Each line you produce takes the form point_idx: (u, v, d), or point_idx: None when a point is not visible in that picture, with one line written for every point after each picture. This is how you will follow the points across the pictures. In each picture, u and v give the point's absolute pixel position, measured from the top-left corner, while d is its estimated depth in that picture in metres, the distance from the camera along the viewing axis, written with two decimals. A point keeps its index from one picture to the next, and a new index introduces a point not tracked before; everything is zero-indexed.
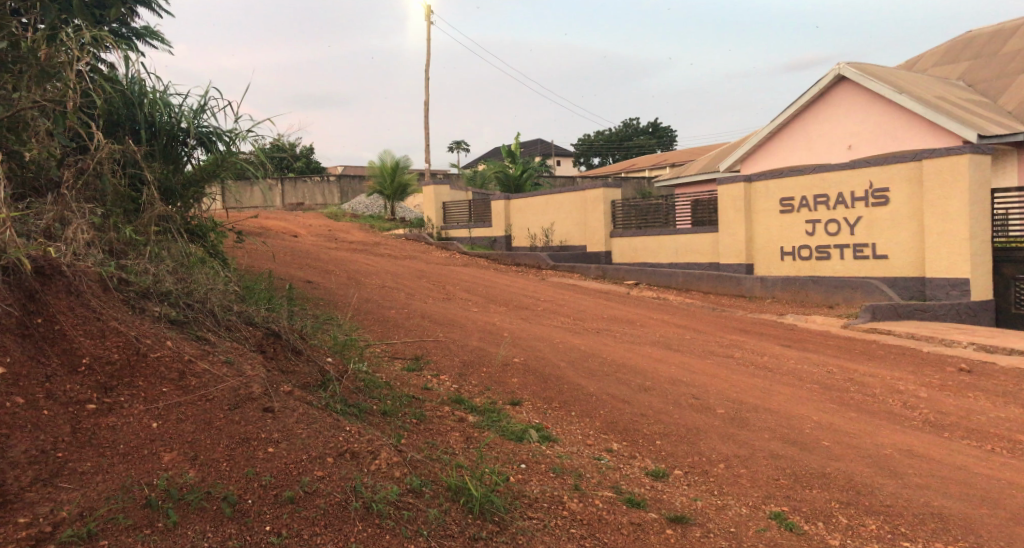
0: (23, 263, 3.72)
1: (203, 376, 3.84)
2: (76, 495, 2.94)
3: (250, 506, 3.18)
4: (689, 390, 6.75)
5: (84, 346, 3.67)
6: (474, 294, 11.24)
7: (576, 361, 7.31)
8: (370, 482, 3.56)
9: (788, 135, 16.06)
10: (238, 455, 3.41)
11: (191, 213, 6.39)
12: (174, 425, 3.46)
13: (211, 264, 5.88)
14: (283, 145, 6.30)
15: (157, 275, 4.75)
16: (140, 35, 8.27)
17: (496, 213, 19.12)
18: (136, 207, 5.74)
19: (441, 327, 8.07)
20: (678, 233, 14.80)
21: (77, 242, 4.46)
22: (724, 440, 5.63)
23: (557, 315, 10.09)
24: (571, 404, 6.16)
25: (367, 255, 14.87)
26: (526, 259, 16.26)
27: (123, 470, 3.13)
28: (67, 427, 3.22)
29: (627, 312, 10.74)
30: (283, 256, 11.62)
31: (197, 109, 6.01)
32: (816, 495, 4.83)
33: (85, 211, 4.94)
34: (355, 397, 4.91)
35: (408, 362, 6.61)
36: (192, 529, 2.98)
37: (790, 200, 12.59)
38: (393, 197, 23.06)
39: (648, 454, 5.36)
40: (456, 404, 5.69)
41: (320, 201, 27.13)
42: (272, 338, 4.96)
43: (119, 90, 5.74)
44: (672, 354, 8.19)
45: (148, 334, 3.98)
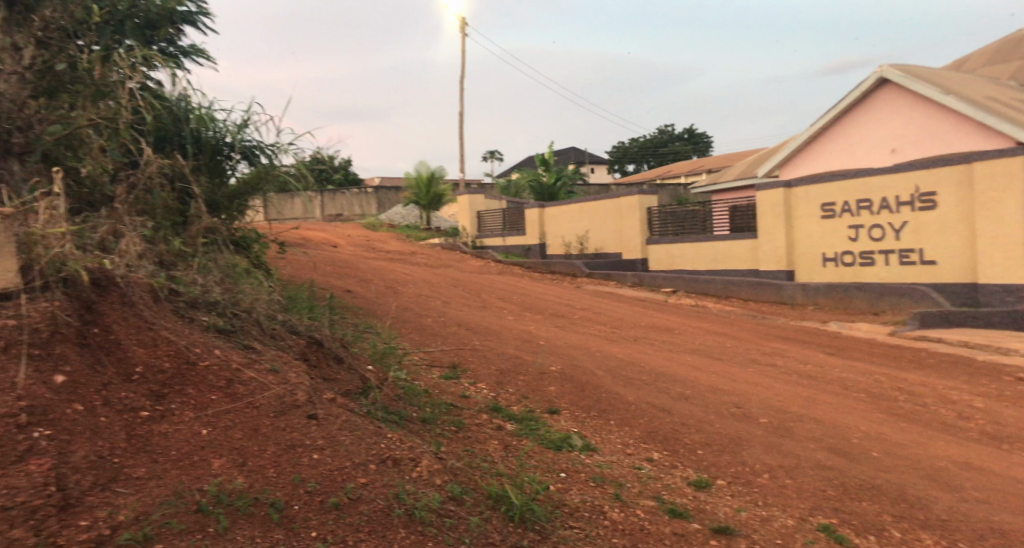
0: (81, 275, 3.84)
1: (250, 384, 3.93)
2: (132, 500, 3.00)
3: (297, 512, 3.25)
4: (730, 398, 6.69)
5: (138, 355, 3.76)
6: (509, 302, 11.27)
7: (614, 370, 7.27)
8: (412, 489, 3.63)
9: (827, 141, 15.79)
10: (285, 462, 3.50)
11: (236, 224, 6.61)
12: (223, 432, 3.54)
13: (255, 276, 6.00)
14: (323, 157, 6.43)
15: (206, 285, 4.94)
16: (186, 54, 8.51)
17: (530, 221, 19.13)
18: (184, 220, 5.91)
19: (477, 336, 8.13)
20: (716, 239, 14.55)
21: (131, 253, 4.58)
22: (768, 450, 5.55)
23: (594, 323, 10.06)
24: (610, 414, 6.13)
25: (404, 265, 15.02)
26: (561, 267, 16.53)
27: (175, 476, 3.20)
28: (122, 433, 3.31)
29: (664, 320, 10.70)
30: (322, 266, 11.82)
31: (240, 124, 6.23)
32: (867, 507, 4.74)
33: (138, 223, 5.05)
34: (394, 404, 5.00)
35: (445, 370, 6.67)
36: (241, 534, 3.04)
37: (831, 206, 12.37)
38: (428, 207, 23.29)
39: (689, 464, 5.30)
40: (493, 412, 5.73)
41: (358, 212, 27.59)
42: (315, 346, 5.06)
43: (166, 106, 5.96)
44: (713, 362, 8.10)
45: (197, 344, 4.10)
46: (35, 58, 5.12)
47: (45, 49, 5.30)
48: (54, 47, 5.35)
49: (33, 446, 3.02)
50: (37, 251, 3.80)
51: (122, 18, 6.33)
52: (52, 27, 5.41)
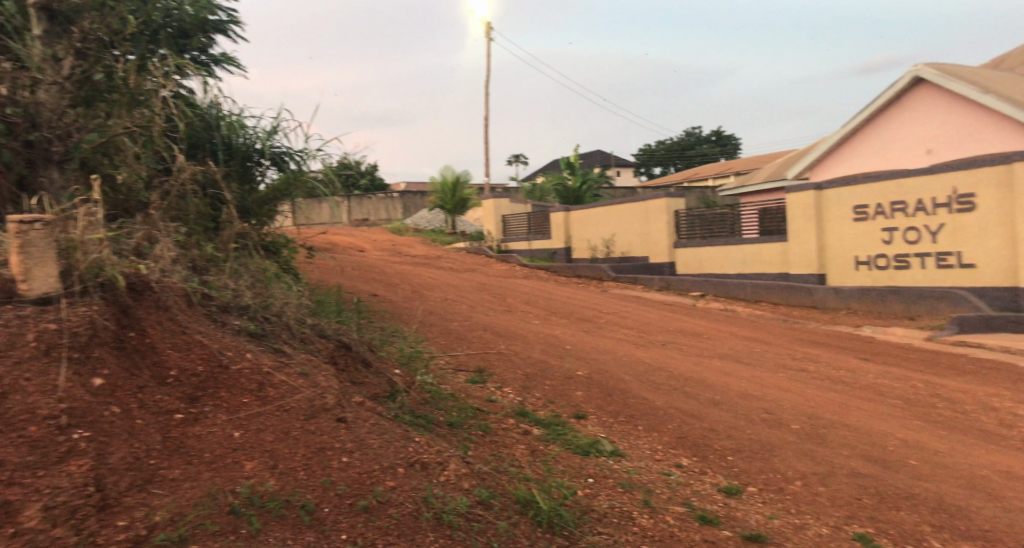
0: (118, 280, 3.91)
1: (281, 387, 3.98)
2: (167, 501, 3.05)
3: (327, 514, 3.28)
4: (760, 404, 6.62)
5: (173, 359, 3.82)
6: (535, 306, 11.27)
7: (642, 375, 7.23)
8: (440, 493, 3.66)
9: (859, 142, 15.59)
10: (315, 464, 3.54)
11: (266, 229, 6.71)
12: (254, 434, 3.60)
13: (285, 280, 6.07)
14: (350, 163, 6.49)
15: (237, 289, 5.01)
16: (217, 61, 8.64)
17: (555, 225, 19.11)
18: (216, 226, 6.01)
19: (504, 340, 8.14)
20: (744, 243, 14.40)
21: (165, 258, 4.66)
22: (801, 457, 5.48)
23: (621, 327, 10.02)
24: (637, 419, 6.09)
25: (430, 269, 15.10)
26: (587, 271, 16.57)
27: (209, 478, 3.25)
28: (158, 436, 3.37)
29: (691, 324, 10.62)
30: (350, 271, 11.92)
31: (270, 130, 6.32)
32: (905, 516, 4.66)
33: (171, 229, 5.13)
34: (422, 408, 5.03)
35: (472, 374, 6.69)
36: (273, 536, 3.07)
37: (864, 208, 12.21)
38: (453, 212, 23.39)
39: (719, 470, 5.25)
40: (520, 417, 5.73)
41: (384, 217, 27.79)
42: (343, 349, 5.11)
43: (198, 114, 6.06)
44: (743, 367, 8.03)
45: (229, 347, 4.16)
46: (74, 69, 5.36)
47: (83, 60, 5.52)
48: (91, 58, 5.56)
49: (72, 447, 3.08)
50: (76, 256, 3.83)
51: (157, 27, 6.48)
52: (91, 38, 5.58)
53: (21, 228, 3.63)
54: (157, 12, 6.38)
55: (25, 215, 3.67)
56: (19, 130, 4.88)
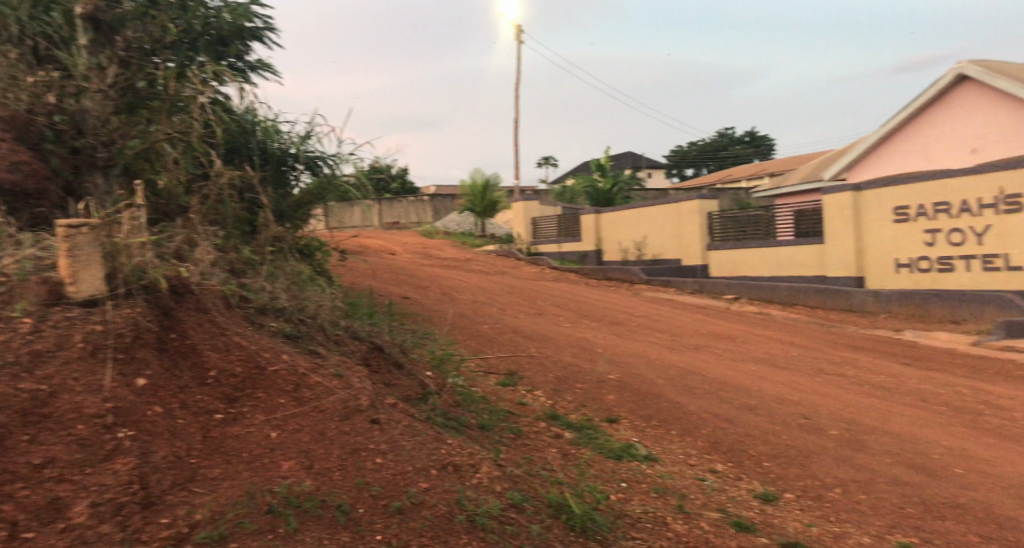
0: (160, 283, 4.01)
1: (316, 388, 4.04)
2: (208, 500, 3.11)
3: (362, 515, 3.31)
4: (797, 409, 6.53)
5: (212, 360, 3.90)
6: (565, 309, 11.25)
7: (675, 379, 7.18)
8: (472, 495, 3.69)
9: (900, 141, 15.31)
10: (350, 466, 3.57)
11: (300, 232, 6.81)
12: (291, 435, 3.65)
13: (318, 283, 6.15)
14: (381, 166, 6.55)
15: (274, 291, 5.09)
16: (254, 68, 8.78)
17: (586, 227, 19.05)
18: (253, 229, 6.11)
19: (534, 343, 8.15)
20: (780, 245, 14.19)
21: (205, 262, 4.75)
22: (840, 464, 5.39)
23: (653, 330, 9.96)
24: (670, 423, 6.05)
25: (460, 272, 15.15)
26: (618, 274, 16.53)
27: (247, 477, 3.30)
28: (198, 435, 3.43)
29: (724, 328, 10.50)
30: (381, 273, 12.03)
31: (304, 135, 6.41)
32: (951, 526, 4.55)
33: (210, 232, 5.22)
34: (453, 410, 5.06)
35: (502, 377, 6.70)
36: (310, 535, 3.11)
37: (905, 209, 11.97)
38: (483, 214, 23.45)
39: (754, 476, 5.19)
40: (551, 420, 5.73)
41: (414, 220, 27.97)
42: (375, 351, 5.15)
43: (235, 120, 6.18)
44: (778, 371, 7.92)
45: (266, 349, 4.23)
46: (118, 76, 5.67)
47: (126, 68, 5.82)
48: (134, 66, 5.86)
49: (118, 446, 3.16)
50: (120, 260, 3.95)
51: (198, 35, 6.64)
52: (134, 47, 5.88)
53: (69, 232, 3.74)
54: (197, 21, 6.53)
55: (73, 220, 3.78)
56: (66, 138, 5.25)
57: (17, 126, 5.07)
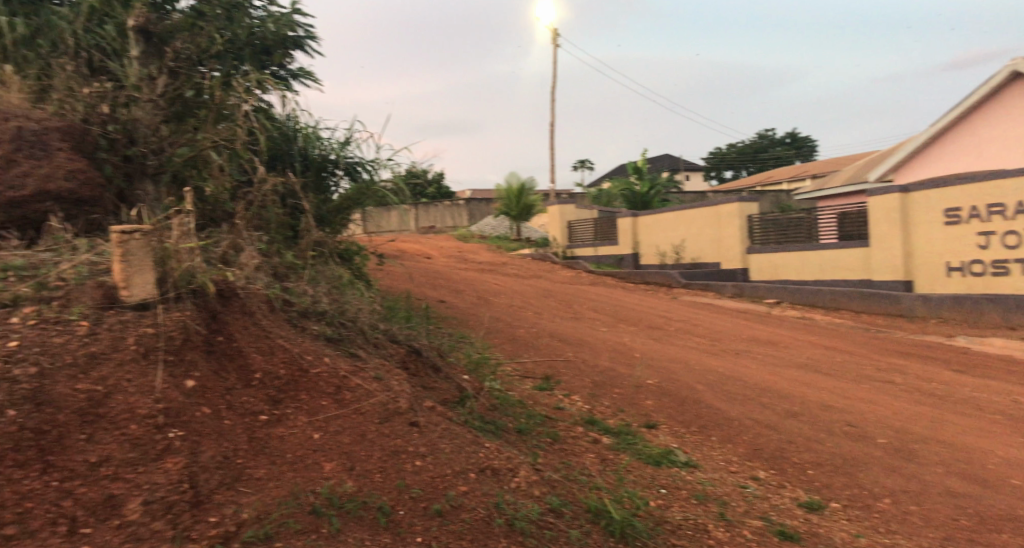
0: (208, 287, 4.11)
1: (357, 391, 4.10)
2: (254, 499, 3.18)
3: (402, 517, 3.35)
4: (843, 416, 6.41)
5: (257, 362, 3.98)
6: (602, 313, 11.21)
7: (715, 384, 7.10)
8: (512, 500, 3.71)
9: (950, 141, 14.93)
10: (390, 468, 3.62)
11: (339, 237, 6.90)
12: (333, 436, 3.71)
13: (358, 287, 6.24)
14: (418, 172, 6.62)
15: (315, 295, 5.18)
16: (295, 76, 8.94)
17: (623, 230, 18.94)
18: (295, 234, 6.21)
19: (571, 347, 8.14)
20: (823, 248, 13.93)
21: (250, 266, 4.85)
22: (889, 473, 5.28)
23: (692, 335, 9.87)
24: (711, 430, 5.99)
25: (496, 276, 15.20)
26: (656, 278, 16.42)
27: (291, 478, 3.37)
28: (244, 436, 3.51)
29: (765, 333, 10.35)
30: (418, 277, 12.13)
31: (344, 142, 6.52)
32: (1008, 540, 4.42)
33: (255, 237, 5.34)
34: (490, 414, 5.09)
35: (539, 381, 6.71)
36: (352, 536, 3.16)
37: (956, 212, 11.54)
38: (519, 218, 23.49)
39: (799, 484, 5.10)
40: (589, 425, 5.71)
41: (450, 224, 28.17)
42: (414, 354, 5.20)
43: (277, 127, 6.31)
44: (823, 377, 7.78)
45: (309, 352, 4.30)
46: (167, 87, 5.76)
47: (174, 78, 5.91)
48: (182, 76, 5.96)
49: (168, 445, 3.25)
50: (171, 264, 4.00)
51: (244, 44, 6.83)
52: (182, 57, 6.08)
53: (123, 238, 3.82)
54: (242, 30, 6.72)
55: (127, 226, 3.85)
56: (119, 146, 5.43)
57: (74, 135, 5.26)
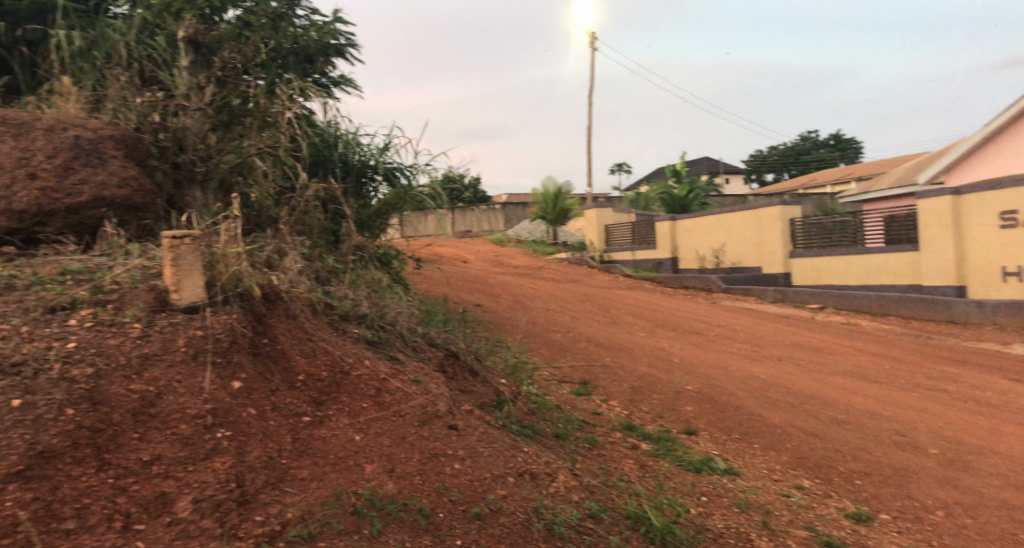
0: (254, 290, 4.19)
1: (397, 394, 4.14)
2: (298, 499, 3.24)
3: (442, 519, 3.38)
4: (892, 425, 6.27)
5: (301, 364, 4.06)
6: (640, 318, 11.13)
7: (756, 391, 7.00)
8: (551, 505, 3.71)
9: (1006, 142, 14.51)
10: (429, 470, 3.66)
11: (379, 242, 6.94)
12: (374, 438, 3.76)
13: (396, 291, 6.30)
14: (455, 176, 6.68)
15: (356, 299, 5.26)
16: (336, 84, 9.10)
17: (661, 234, 18.80)
18: (336, 239, 6.31)
19: (609, 352, 8.11)
20: (869, 252, 13.63)
21: (294, 270, 4.95)
22: (941, 484, 5.15)
23: (732, 341, 9.74)
24: (752, 437, 5.91)
25: (532, 280, 15.20)
26: (695, 282, 16.25)
27: (333, 479, 3.42)
28: (288, 437, 3.57)
29: (808, 339, 10.16)
30: (454, 281, 12.20)
31: (383, 148, 6.61)
32: None
33: (298, 242, 5.44)
34: (528, 418, 5.09)
35: (577, 386, 6.69)
36: (393, 538, 3.20)
37: (1012, 214, 11.15)
38: (555, 222, 23.46)
39: (845, 494, 5.00)
40: (627, 431, 5.68)
41: (486, 228, 28.29)
42: (451, 358, 5.25)
43: (319, 134, 6.43)
44: (869, 385, 7.62)
45: (350, 355, 4.37)
46: (214, 96, 5.86)
47: (223, 87, 6.03)
48: (229, 85, 6.07)
49: (216, 445, 3.32)
50: (219, 269, 4.12)
51: (287, 52, 7.00)
52: (230, 66, 6.11)
53: (173, 243, 3.89)
54: (287, 39, 6.94)
55: (178, 231, 3.95)
56: (169, 154, 5.55)
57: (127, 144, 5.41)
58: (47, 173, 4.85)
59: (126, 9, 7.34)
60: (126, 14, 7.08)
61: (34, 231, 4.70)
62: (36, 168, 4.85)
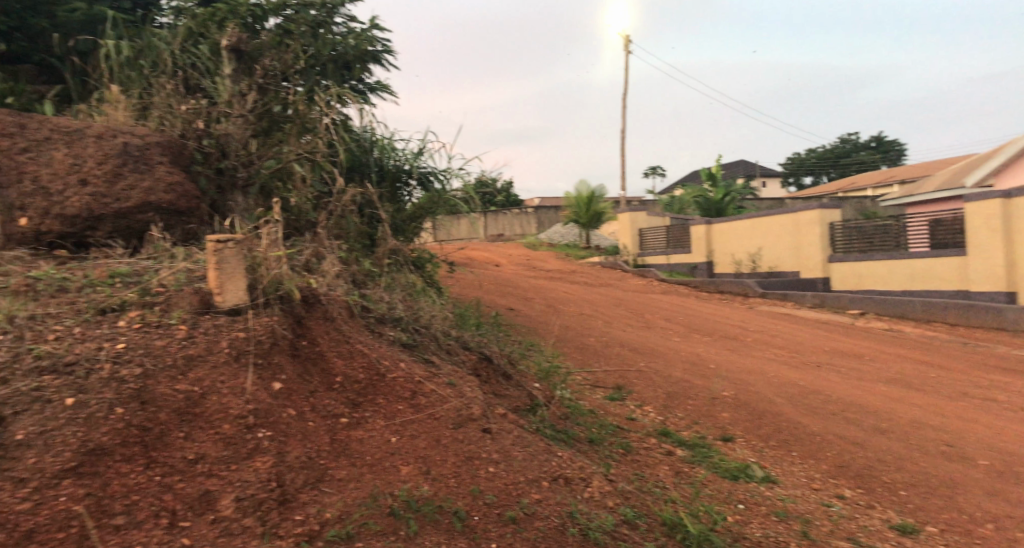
0: (294, 293, 4.27)
1: (432, 396, 4.17)
2: (336, 499, 3.29)
3: (477, 522, 3.40)
4: (939, 434, 6.12)
5: (338, 366, 4.11)
6: (674, 323, 11.03)
7: (794, 398, 6.90)
8: (585, 510, 3.70)
9: None
10: (464, 473, 3.68)
11: (412, 245, 6.99)
12: (409, 440, 3.79)
13: (431, 294, 6.35)
14: (488, 181, 6.73)
15: (391, 302, 5.31)
16: (372, 89, 9.21)
17: (696, 238, 18.63)
18: (371, 242, 6.38)
19: (643, 357, 8.05)
20: (913, 257, 13.33)
21: (332, 274, 5.02)
22: (990, 497, 5.02)
23: (770, 346, 9.61)
24: (791, 444, 5.82)
25: (565, 284, 15.16)
26: (731, 286, 16.06)
27: (370, 480, 3.46)
28: (326, 438, 3.63)
29: (849, 345, 9.97)
30: (487, 285, 12.23)
31: (417, 152, 6.69)
32: None
33: (335, 245, 5.52)
34: (562, 423, 5.09)
35: (610, 391, 6.66)
36: (429, 540, 3.23)
37: None
38: (589, 226, 23.37)
39: (889, 505, 4.90)
40: (662, 437, 5.64)
41: (518, 231, 28.29)
42: (485, 362, 5.27)
43: (355, 139, 6.52)
44: (914, 393, 7.45)
45: (386, 357, 4.41)
46: (256, 104, 5.99)
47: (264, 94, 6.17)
48: (270, 92, 6.21)
49: (258, 445, 3.39)
50: (260, 272, 4.20)
51: (326, 59, 7.11)
52: (271, 74, 6.26)
53: (217, 247, 3.99)
54: (325, 47, 7.05)
55: (222, 235, 4.04)
56: (212, 160, 5.72)
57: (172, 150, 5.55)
58: (98, 178, 4.99)
59: (171, 18, 7.53)
60: (171, 24, 7.27)
61: (85, 234, 4.84)
62: (87, 173, 4.99)
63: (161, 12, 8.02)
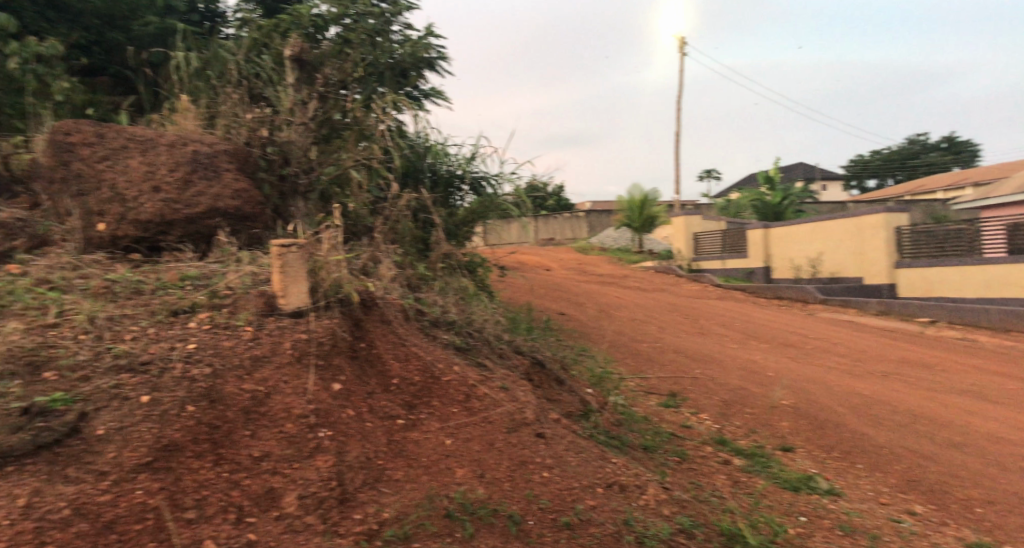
0: (353, 296, 4.36)
1: (485, 400, 4.21)
2: (394, 500, 3.34)
3: (532, 527, 3.41)
4: (1017, 450, 5.86)
5: (395, 369, 4.18)
6: (730, 329, 10.84)
7: (858, 408, 6.70)
8: (641, 517, 3.67)
9: None
10: (518, 477, 3.70)
11: (464, 249, 7.07)
12: (464, 443, 3.83)
13: (483, 298, 6.40)
14: (540, 185, 6.75)
15: (445, 306, 5.38)
16: (427, 96, 9.34)
17: (753, 243, 18.28)
18: (425, 247, 6.46)
19: (699, 364, 7.94)
20: (986, 263, 12.81)
21: (388, 278, 5.11)
22: None
23: (831, 354, 9.35)
24: (855, 456, 5.66)
25: (618, 288, 15.06)
26: (789, 292, 15.70)
27: (426, 481, 3.51)
28: (383, 438, 3.69)
29: (916, 354, 9.63)
30: (539, 289, 12.23)
31: (470, 157, 6.75)
32: None
33: (391, 250, 5.62)
34: (616, 429, 5.06)
35: (664, 398, 6.59)
36: (484, 542, 3.25)
37: None
38: (642, 230, 23.16)
39: (964, 523, 4.71)
40: (719, 445, 5.55)
41: (570, 235, 28.23)
42: (538, 366, 5.28)
43: (410, 144, 6.62)
44: (987, 405, 7.15)
45: (441, 360, 4.47)
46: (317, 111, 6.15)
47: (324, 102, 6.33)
48: (330, 100, 6.37)
49: (319, 444, 3.47)
50: (321, 276, 4.30)
51: (383, 67, 7.25)
52: (331, 82, 6.42)
53: (282, 251, 4.11)
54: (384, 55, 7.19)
55: (286, 239, 4.15)
56: (275, 166, 5.89)
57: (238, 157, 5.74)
58: (170, 185, 5.19)
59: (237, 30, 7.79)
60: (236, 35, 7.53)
61: (158, 239, 5.03)
62: (160, 180, 5.20)
63: (227, 24, 8.30)
